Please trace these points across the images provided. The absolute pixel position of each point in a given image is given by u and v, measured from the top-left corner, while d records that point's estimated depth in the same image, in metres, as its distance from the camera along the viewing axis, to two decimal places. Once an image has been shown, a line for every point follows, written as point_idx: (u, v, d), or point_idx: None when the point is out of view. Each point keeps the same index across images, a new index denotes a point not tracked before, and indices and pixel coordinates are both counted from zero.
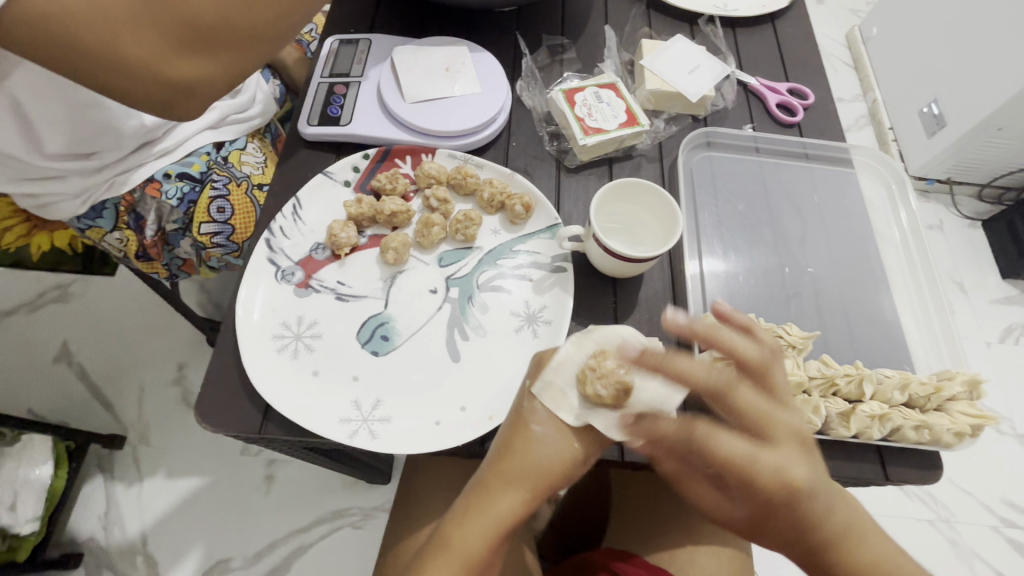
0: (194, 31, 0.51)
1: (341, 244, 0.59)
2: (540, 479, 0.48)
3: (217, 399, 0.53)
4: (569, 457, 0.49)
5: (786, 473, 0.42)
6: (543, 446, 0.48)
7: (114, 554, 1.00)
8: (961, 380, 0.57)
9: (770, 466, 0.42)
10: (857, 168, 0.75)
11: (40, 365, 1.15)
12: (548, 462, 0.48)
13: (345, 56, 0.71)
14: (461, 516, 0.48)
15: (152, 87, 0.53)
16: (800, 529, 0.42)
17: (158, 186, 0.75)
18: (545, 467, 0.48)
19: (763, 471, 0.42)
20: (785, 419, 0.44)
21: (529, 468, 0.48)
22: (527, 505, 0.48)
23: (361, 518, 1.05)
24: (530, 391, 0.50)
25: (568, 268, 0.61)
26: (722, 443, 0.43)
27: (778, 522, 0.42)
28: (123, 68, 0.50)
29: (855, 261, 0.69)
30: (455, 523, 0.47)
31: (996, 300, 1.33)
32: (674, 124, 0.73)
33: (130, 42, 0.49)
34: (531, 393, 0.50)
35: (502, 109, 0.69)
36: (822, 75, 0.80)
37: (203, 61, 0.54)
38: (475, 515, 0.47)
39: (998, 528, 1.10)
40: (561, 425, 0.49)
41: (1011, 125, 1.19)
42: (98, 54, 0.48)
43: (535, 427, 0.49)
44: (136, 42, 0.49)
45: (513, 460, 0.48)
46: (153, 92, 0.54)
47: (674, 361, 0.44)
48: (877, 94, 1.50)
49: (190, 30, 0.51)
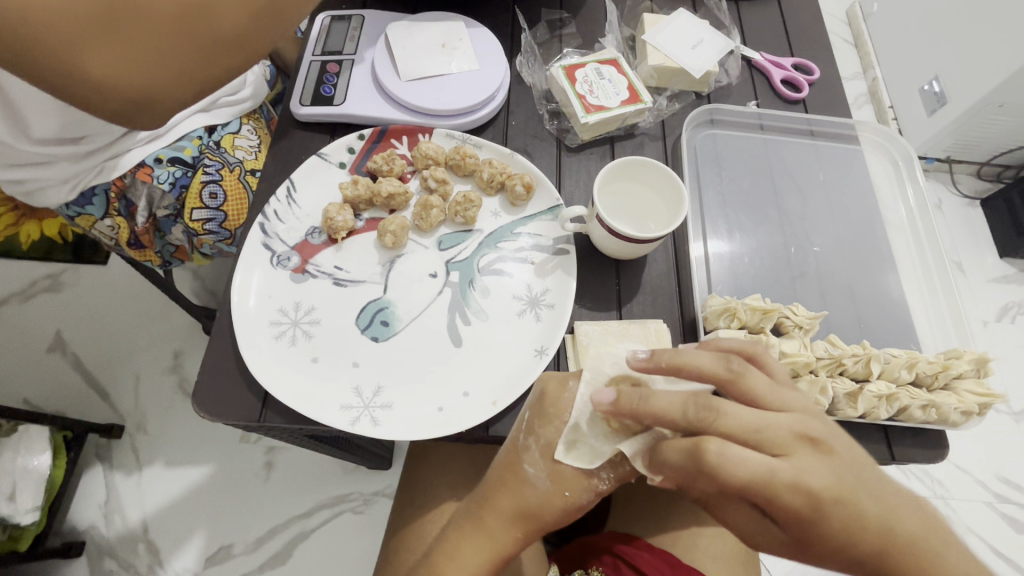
0: (152, 38, 0.51)
1: (338, 227, 0.57)
2: (530, 519, 0.47)
3: (215, 387, 0.52)
4: (562, 505, 0.47)
5: (806, 476, 0.34)
6: (534, 490, 0.47)
7: (115, 542, 1.00)
8: (969, 358, 0.57)
9: (788, 479, 0.34)
10: (863, 145, 0.74)
11: (33, 355, 1.13)
12: (540, 505, 0.47)
13: (337, 33, 0.69)
14: (455, 544, 0.48)
15: (112, 97, 0.52)
16: (856, 541, 0.34)
17: (150, 171, 0.73)
18: (536, 509, 0.47)
19: (785, 490, 0.34)
20: (780, 424, 0.36)
21: (520, 510, 0.47)
22: (518, 543, 0.48)
23: (363, 503, 1.06)
24: (526, 428, 0.49)
25: (570, 250, 0.60)
26: (734, 467, 0.34)
27: (824, 539, 0.35)
28: (78, 77, 0.50)
29: (862, 239, 0.68)
30: (450, 550, 0.48)
31: (994, 279, 1.33)
32: (678, 102, 0.72)
33: (84, 52, 0.49)
34: (529, 430, 0.49)
35: (502, 87, 0.67)
36: (828, 49, 0.78)
37: (164, 73, 0.53)
38: (467, 545, 0.48)
39: (992, 504, 1.11)
40: (559, 471, 0.47)
41: (1012, 102, 1.17)
42: (53, 61, 0.48)
43: (529, 469, 0.48)
44: (95, 48, 0.49)
45: (506, 499, 0.48)
46: (114, 104, 0.53)
47: (648, 399, 0.39)
48: (877, 72, 1.46)
49: (149, 41, 0.51)
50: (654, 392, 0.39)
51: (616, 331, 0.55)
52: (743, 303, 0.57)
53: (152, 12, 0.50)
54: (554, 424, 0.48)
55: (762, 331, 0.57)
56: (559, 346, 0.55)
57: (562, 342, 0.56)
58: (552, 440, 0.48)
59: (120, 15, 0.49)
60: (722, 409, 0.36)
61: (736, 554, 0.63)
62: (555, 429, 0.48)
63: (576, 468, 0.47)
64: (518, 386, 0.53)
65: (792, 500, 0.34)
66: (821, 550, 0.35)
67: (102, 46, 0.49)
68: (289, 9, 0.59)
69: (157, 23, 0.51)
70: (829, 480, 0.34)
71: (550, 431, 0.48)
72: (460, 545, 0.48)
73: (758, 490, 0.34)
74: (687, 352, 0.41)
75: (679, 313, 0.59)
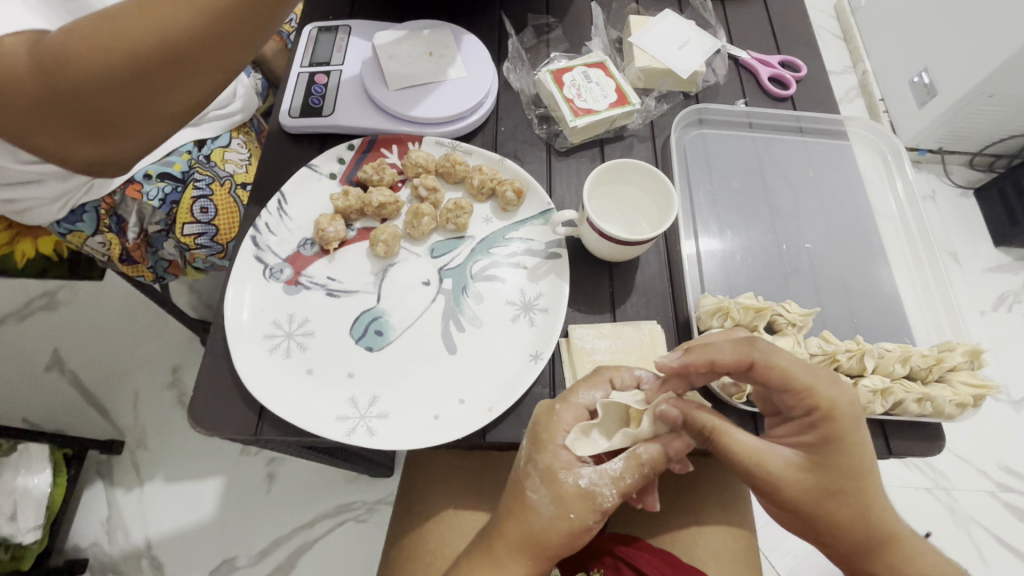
0: (103, 112, 0.53)
1: (329, 238, 0.58)
2: (537, 547, 0.48)
3: (211, 405, 0.52)
4: (566, 529, 0.47)
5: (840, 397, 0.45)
6: (538, 515, 0.47)
7: (118, 558, 1.00)
8: (962, 351, 0.57)
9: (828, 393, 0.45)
10: (852, 140, 0.74)
11: (31, 373, 1.13)
12: (544, 531, 0.47)
13: (324, 44, 0.69)
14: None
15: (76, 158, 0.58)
16: (841, 460, 0.45)
17: (139, 187, 0.73)
18: (540, 537, 0.47)
19: (823, 391, 0.45)
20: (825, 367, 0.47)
21: (526, 536, 0.48)
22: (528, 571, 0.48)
23: (365, 511, 1.05)
24: (522, 455, 0.49)
25: (563, 254, 0.60)
26: (779, 357, 0.45)
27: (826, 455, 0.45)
28: (40, 145, 0.55)
29: (853, 233, 0.68)
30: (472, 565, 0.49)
31: (990, 268, 1.33)
32: (666, 102, 0.72)
33: (41, 129, 0.53)
34: (528, 457, 0.49)
35: (489, 93, 0.67)
36: (814, 45, 0.78)
37: (120, 138, 0.57)
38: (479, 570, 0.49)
39: (994, 493, 1.11)
40: (560, 494, 0.47)
41: (1001, 92, 1.18)
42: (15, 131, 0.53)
43: (533, 494, 0.48)
44: (52, 126, 0.53)
45: (512, 522, 0.48)
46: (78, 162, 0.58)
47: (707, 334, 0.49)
48: (867, 65, 1.47)
49: (100, 114, 0.53)
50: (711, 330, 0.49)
51: (611, 334, 0.56)
52: (737, 302, 0.58)
53: (97, 92, 0.51)
54: (550, 449, 0.48)
55: (755, 329, 0.57)
56: (554, 350, 0.56)
57: (557, 346, 0.56)
58: (550, 465, 0.48)
59: (69, 97, 0.50)
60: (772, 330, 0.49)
61: (738, 552, 0.63)
62: (552, 454, 0.48)
63: (577, 487, 0.47)
64: (514, 391, 0.53)
65: (827, 400, 0.45)
66: (831, 470, 0.45)
67: (57, 123, 0.53)
68: (232, 62, 0.55)
69: (104, 100, 0.52)
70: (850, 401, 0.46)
71: (547, 455, 0.48)
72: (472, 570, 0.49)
73: (798, 379, 0.45)
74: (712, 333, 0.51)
75: (673, 312, 0.59)
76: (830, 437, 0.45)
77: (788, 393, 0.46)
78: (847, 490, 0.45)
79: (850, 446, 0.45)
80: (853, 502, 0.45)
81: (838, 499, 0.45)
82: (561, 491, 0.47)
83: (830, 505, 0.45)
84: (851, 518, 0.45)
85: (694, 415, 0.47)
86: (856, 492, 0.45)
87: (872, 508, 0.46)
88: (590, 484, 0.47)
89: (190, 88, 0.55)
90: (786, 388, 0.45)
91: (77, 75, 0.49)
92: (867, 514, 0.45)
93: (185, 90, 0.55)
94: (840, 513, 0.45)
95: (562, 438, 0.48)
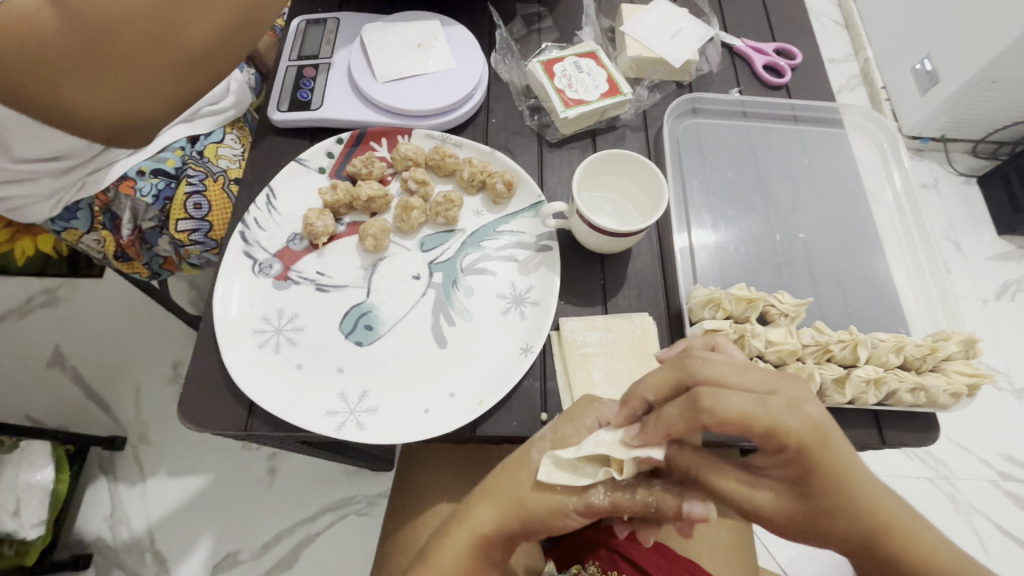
0: (130, 60, 0.52)
1: (318, 233, 0.57)
2: (517, 511, 0.46)
3: (202, 401, 0.52)
4: (551, 499, 0.45)
5: (810, 420, 0.35)
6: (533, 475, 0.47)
7: (122, 552, 1.01)
8: (957, 340, 0.57)
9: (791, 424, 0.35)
10: (848, 129, 0.73)
11: (34, 370, 1.14)
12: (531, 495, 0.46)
13: (313, 37, 0.68)
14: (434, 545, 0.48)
15: (99, 122, 0.56)
16: (823, 484, 0.37)
17: (132, 183, 0.73)
18: (523, 498, 0.46)
19: (789, 427, 0.35)
20: (791, 389, 0.36)
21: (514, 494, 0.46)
22: (496, 534, 0.47)
23: (366, 505, 1.06)
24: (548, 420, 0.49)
25: (553, 247, 0.59)
26: (727, 403, 0.35)
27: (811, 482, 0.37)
28: (68, 110, 0.53)
29: (848, 222, 0.67)
30: (460, 507, 0.49)
31: (992, 257, 1.32)
32: (658, 92, 0.71)
33: (70, 87, 0.51)
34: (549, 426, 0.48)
35: (479, 84, 0.66)
36: (809, 32, 0.77)
37: (144, 94, 0.56)
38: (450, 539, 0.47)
39: (997, 482, 1.11)
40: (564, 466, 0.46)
41: (1005, 77, 1.16)
42: (43, 95, 0.51)
43: (536, 456, 0.47)
44: (81, 85, 0.51)
45: (501, 476, 0.48)
46: (106, 127, 0.57)
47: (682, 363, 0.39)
48: (868, 53, 1.46)
49: (126, 62, 0.52)
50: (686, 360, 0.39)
51: (602, 326, 0.56)
52: (729, 293, 0.57)
53: (125, 34, 0.50)
54: (575, 424, 0.47)
55: (747, 320, 0.57)
56: (544, 343, 0.55)
57: (547, 340, 0.56)
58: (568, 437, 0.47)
59: (96, 47, 0.50)
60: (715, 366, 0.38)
61: (733, 545, 0.64)
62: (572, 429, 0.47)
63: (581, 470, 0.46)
64: (503, 385, 0.53)
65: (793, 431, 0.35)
66: (819, 491, 0.37)
67: (86, 81, 0.51)
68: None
69: (129, 43, 0.51)
70: (822, 416, 0.36)
71: (566, 428, 0.47)
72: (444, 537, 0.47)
73: (757, 423, 0.35)
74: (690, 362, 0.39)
75: (665, 304, 0.59)
76: (811, 467, 0.36)
77: (754, 437, 0.36)
78: (845, 508, 0.37)
79: (832, 470, 0.37)
80: (850, 520, 0.38)
81: (835, 520, 0.38)
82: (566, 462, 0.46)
83: (830, 528, 0.38)
84: (861, 533, 0.38)
85: (677, 456, 0.42)
86: (856, 507, 0.38)
87: (879, 514, 0.38)
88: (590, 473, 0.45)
89: (210, 28, 0.55)
90: (747, 434, 0.36)
91: (105, 15, 0.48)
92: (876, 521, 0.38)
93: (205, 29, 0.55)
94: (840, 532, 0.38)
95: (593, 423, 0.46)
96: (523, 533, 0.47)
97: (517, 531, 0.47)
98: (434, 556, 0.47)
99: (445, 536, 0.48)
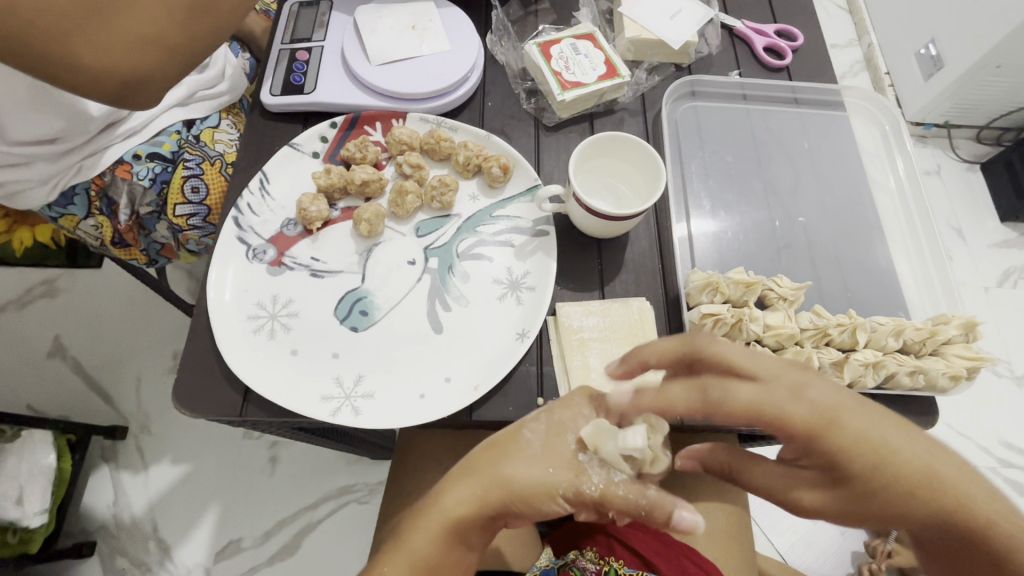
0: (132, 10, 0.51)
1: (312, 218, 0.57)
2: (498, 488, 0.44)
3: (195, 385, 0.52)
4: (540, 480, 0.43)
5: (809, 395, 0.37)
6: (521, 451, 0.45)
7: (126, 539, 1.02)
8: (957, 324, 0.56)
9: (791, 404, 0.37)
10: (849, 111, 0.72)
11: (34, 361, 1.14)
12: (513, 472, 0.44)
13: (305, 19, 0.67)
14: (408, 527, 0.45)
15: (108, 82, 0.52)
16: (846, 458, 0.36)
17: (128, 167, 0.72)
18: (504, 474, 0.44)
19: (794, 411, 0.37)
20: (794, 376, 0.39)
21: (495, 468, 0.44)
22: (471, 510, 0.44)
23: (367, 493, 1.06)
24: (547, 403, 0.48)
25: (550, 232, 0.59)
26: (734, 393, 0.38)
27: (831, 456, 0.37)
28: (75, 66, 0.50)
29: (848, 207, 0.67)
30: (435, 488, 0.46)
31: (995, 244, 1.31)
32: (657, 75, 0.70)
33: (77, 39, 0.49)
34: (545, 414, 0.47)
35: (475, 67, 0.65)
36: (811, 13, 0.76)
37: (151, 50, 0.52)
38: (424, 519, 0.45)
39: (995, 469, 1.11)
40: (554, 446, 0.45)
41: (1010, 62, 1.14)
42: (50, 49, 0.48)
43: (525, 434, 0.46)
44: (88, 36, 0.49)
45: (485, 450, 0.46)
46: (114, 88, 0.52)
47: (688, 344, 0.42)
48: (872, 38, 1.44)
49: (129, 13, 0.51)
50: (693, 343, 0.42)
51: (599, 311, 0.55)
52: (726, 278, 0.57)
53: None
54: (572, 408, 0.47)
55: (745, 304, 0.57)
56: (541, 328, 0.55)
57: (544, 324, 0.56)
58: (563, 420, 0.46)
59: None
60: (718, 349, 0.41)
61: (730, 528, 0.64)
62: (571, 415, 0.46)
63: (572, 453, 0.45)
64: (499, 370, 0.52)
65: (797, 413, 0.37)
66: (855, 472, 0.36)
67: (93, 33, 0.49)
68: None
69: None
70: (828, 399, 0.37)
71: (563, 413, 0.46)
72: (418, 517, 0.45)
73: (765, 409, 0.37)
74: (701, 344, 0.41)
75: (663, 290, 0.58)
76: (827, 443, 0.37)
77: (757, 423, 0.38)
78: (882, 479, 0.36)
79: (849, 441, 0.36)
80: (894, 494, 0.36)
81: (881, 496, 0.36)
82: (556, 447, 0.45)
83: (879, 506, 0.36)
84: (932, 518, 0.36)
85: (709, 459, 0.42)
86: (894, 476, 0.36)
87: (927, 486, 0.36)
88: (586, 458, 0.44)
89: None
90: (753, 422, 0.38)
91: None
92: (926, 489, 0.36)
93: None
94: (891, 507, 0.36)
95: (589, 410, 0.46)
96: (504, 515, 0.44)
97: (499, 511, 0.44)
98: (405, 539, 0.45)
99: (416, 522, 0.45)
